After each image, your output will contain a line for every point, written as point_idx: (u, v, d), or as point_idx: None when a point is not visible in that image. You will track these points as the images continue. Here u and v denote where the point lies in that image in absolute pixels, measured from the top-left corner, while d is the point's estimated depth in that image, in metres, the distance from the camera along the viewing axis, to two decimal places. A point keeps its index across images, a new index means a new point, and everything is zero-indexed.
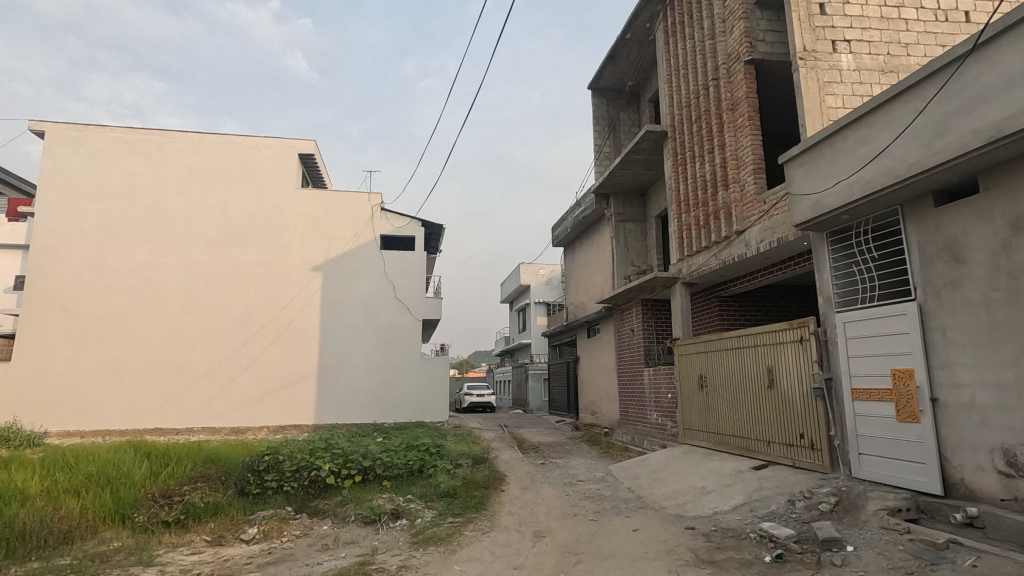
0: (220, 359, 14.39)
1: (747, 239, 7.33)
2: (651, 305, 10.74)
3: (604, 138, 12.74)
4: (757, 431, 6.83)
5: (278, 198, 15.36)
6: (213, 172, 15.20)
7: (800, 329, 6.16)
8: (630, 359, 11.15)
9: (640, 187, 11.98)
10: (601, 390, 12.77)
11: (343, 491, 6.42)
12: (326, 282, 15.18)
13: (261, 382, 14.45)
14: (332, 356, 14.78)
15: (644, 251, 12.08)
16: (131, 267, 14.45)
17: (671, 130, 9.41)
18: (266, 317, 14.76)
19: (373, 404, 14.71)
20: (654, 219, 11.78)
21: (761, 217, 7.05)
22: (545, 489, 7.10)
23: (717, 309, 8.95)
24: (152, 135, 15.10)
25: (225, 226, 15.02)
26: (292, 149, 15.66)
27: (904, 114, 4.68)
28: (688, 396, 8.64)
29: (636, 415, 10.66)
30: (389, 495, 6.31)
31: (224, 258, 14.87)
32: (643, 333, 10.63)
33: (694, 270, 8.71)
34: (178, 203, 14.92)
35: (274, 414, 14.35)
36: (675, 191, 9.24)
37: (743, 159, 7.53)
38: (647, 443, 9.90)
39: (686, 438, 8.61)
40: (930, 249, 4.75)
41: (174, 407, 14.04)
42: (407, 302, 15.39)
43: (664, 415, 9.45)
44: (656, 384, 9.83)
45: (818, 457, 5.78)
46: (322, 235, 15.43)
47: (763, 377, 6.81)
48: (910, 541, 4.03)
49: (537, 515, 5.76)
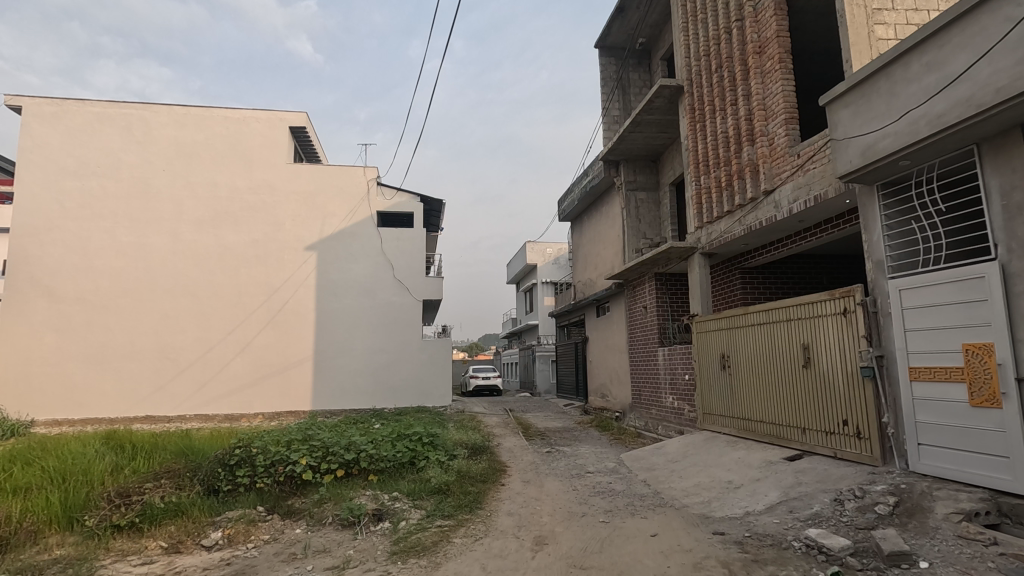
0: (212, 344, 13.78)
1: (778, 199, 6.45)
2: (666, 279, 9.88)
3: (613, 100, 11.78)
4: (790, 416, 6.02)
5: (268, 174, 14.59)
6: (199, 148, 14.42)
7: (843, 299, 5.29)
8: (643, 339, 10.34)
9: (653, 153, 11.06)
10: (611, 371, 12.01)
11: (321, 488, 5.71)
12: (322, 261, 14.47)
13: (254, 368, 13.83)
14: (328, 339, 14.12)
15: (657, 223, 11.22)
16: (115, 248, 13.79)
17: (687, 83, 8.44)
18: (258, 300, 14.09)
19: (372, 388, 14.07)
20: (668, 187, 10.88)
21: (794, 173, 6.15)
22: (550, 482, 6.35)
23: (740, 283, 8.16)
24: (134, 109, 14.31)
25: (214, 204, 14.30)
26: (282, 122, 14.83)
27: (991, 27, 3.76)
28: (708, 377, 7.82)
29: (649, 399, 9.90)
30: (373, 492, 5.61)
31: (213, 237, 14.17)
32: (657, 310, 9.78)
33: (714, 238, 7.82)
34: (164, 181, 14.19)
35: (269, 400, 13.76)
36: (692, 152, 8.30)
37: (772, 109, 6.61)
38: (662, 428, 9.15)
39: (705, 424, 7.84)
40: (1017, 196, 3.85)
41: (166, 395, 13.48)
42: (406, 281, 14.65)
43: (681, 399, 8.67)
44: (672, 364, 9.04)
45: (865, 447, 4.96)
46: (315, 212, 14.67)
47: (799, 355, 5.96)
48: (1000, 557, 3.22)
49: (540, 516, 5.01)
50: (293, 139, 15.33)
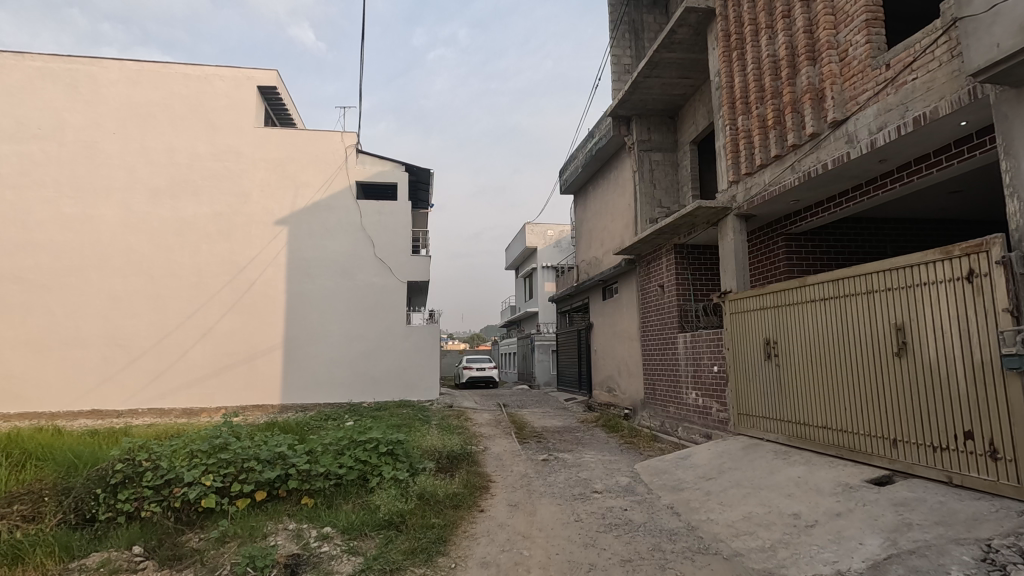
0: (169, 329, 12.24)
1: (852, 131, 4.80)
2: (687, 252, 8.25)
3: (625, 46, 10.04)
4: (870, 423, 4.44)
5: (234, 139, 12.98)
6: (155, 109, 12.79)
7: (968, 257, 3.66)
8: (659, 323, 8.74)
9: (671, 106, 9.42)
10: (620, 361, 10.41)
11: (225, 520, 4.11)
12: (294, 237, 12.89)
13: (217, 357, 12.29)
14: (301, 325, 12.58)
15: (674, 189, 9.64)
16: (59, 220, 12.24)
17: (720, 5, 6.77)
18: (222, 280, 12.52)
19: (350, 379, 12.53)
20: (689, 145, 9.27)
21: (879, 91, 4.51)
22: (544, 509, 4.76)
23: (784, 254, 6.59)
24: (80, 63, 12.68)
25: (171, 172, 12.69)
26: (250, 81, 13.18)
27: None
28: (747, 369, 6.21)
29: (666, 395, 8.31)
30: (297, 528, 4.05)
31: (171, 209, 12.58)
32: (677, 288, 8.16)
33: (756, 193, 6.17)
34: (114, 145, 12.59)
35: (233, 392, 12.23)
36: (726, 89, 6.64)
37: (846, 11, 4.95)
38: (682, 431, 7.55)
39: (741, 427, 6.27)
40: None
41: (115, 386, 11.94)
42: (388, 261, 13.06)
43: (708, 396, 7.09)
44: (696, 353, 7.45)
45: (1005, 474, 3.38)
46: (286, 183, 13.05)
47: (888, 339, 4.32)
48: None
49: (525, 570, 3.44)
50: (262, 101, 13.68)
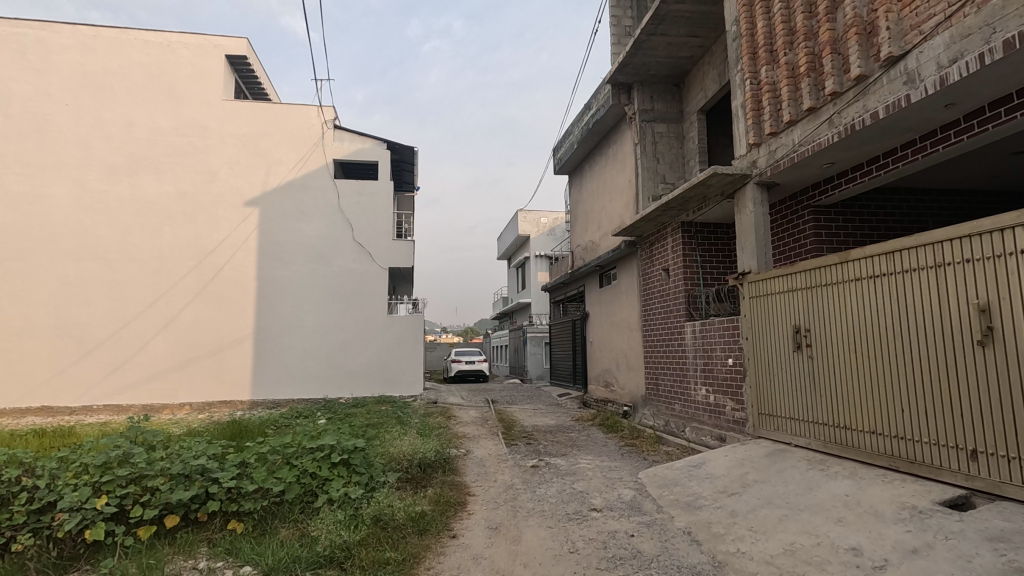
0: (128, 319, 11.24)
1: (913, 67, 3.89)
2: (696, 231, 7.33)
3: (625, 6, 9.08)
4: (937, 427, 3.56)
5: (199, 112, 11.92)
6: (112, 78, 11.72)
7: None
8: (663, 311, 7.84)
9: (677, 70, 8.48)
10: (619, 354, 9.53)
11: (116, 557, 3.16)
12: (265, 219, 11.88)
13: (181, 349, 11.31)
14: (273, 314, 11.61)
15: (679, 163, 8.73)
16: (6, 199, 11.21)
17: None
18: (186, 265, 11.52)
19: (326, 373, 11.59)
20: (696, 114, 8.35)
21: (952, 12, 3.60)
22: (530, 535, 3.84)
23: (810, 229, 5.70)
24: (29, 27, 11.60)
25: (130, 148, 11.63)
26: (217, 49, 12.10)
27: None
28: (771, 361, 5.32)
29: (672, 391, 7.43)
30: (209, 566, 3.14)
31: (129, 188, 11.53)
32: (685, 271, 7.25)
33: (782, 155, 5.26)
34: (67, 117, 11.53)
35: (199, 387, 11.25)
36: (747, 36, 5.71)
37: None
38: (690, 432, 6.67)
39: (763, 429, 5.39)
40: None
41: (68, 380, 10.96)
42: (368, 246, 12.09)
43: (722, 392, 6.21)
44: (707, 343, 6.55)
45: None
46: (257, 160, 12.02)
47: (966, 322, 3.42)
48: None
49: None
50: (232, 72, 12.61)
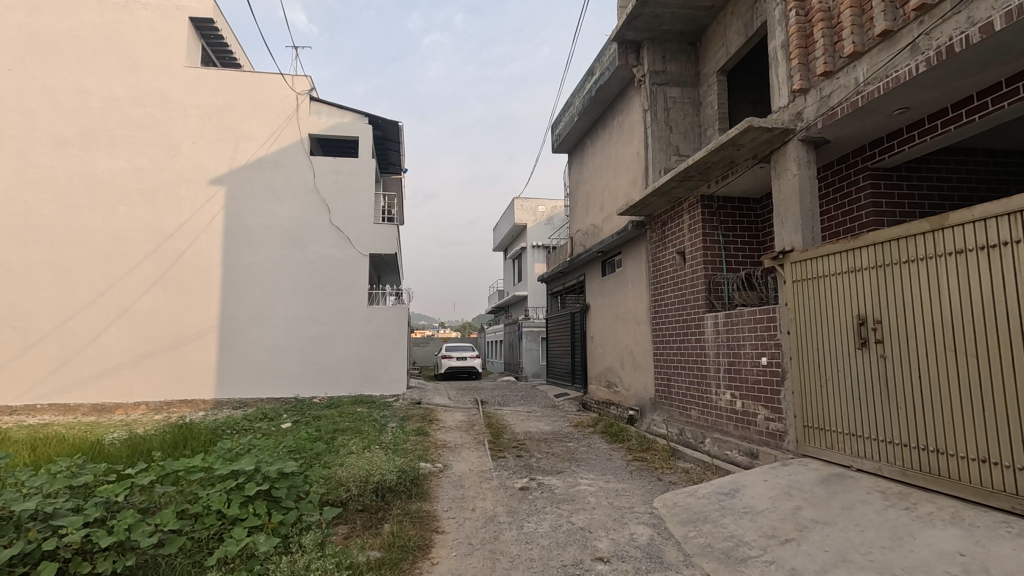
0: (77, 308, 10.11)
1: None
2: (718, 207, 6.22)
3: None
4: None
5: (159, 80, 10.74)
6: (62, 42, 10.56)
7: None
8: (676, 301, 6.72)
9: (694, 25, 7.31)
10: (624, 350, 8.42)
11: None
12: (232, 200, 10.74)
13: (137, 342, 10.19)
14: (239, 304, 10.48)
15: (694, 132, 7.60)
16: None
17: None
18: (143, 249, 10.38)
19: (299, 369, 10.48)
20: (715, 75, 7.21)
21: None
22: None
23: (868, 196, 4.60)
24: None
25: (81, 118, 10.48)
26: (179, 11, 10.87)
27: None
28: (820, 364, 4.22)
29: (687, 395, 6.33)
30: None
31: (80, 163, 10.39)
32: (705, 253, 6.13)
33: (839, 100, 4.14)
34: (10, 84, 10.39)
35: (156, 385, 10.14)
36: None
37: None
38: (713, 445, 5.58)
39: (811, 447, 4.29)
40: None
41: (9, 376, 9.87)
42: (347, 229, 10.95)
43: (752, 399, 5.11)
44: (733, 339, 5.44)
45: None
46: (224, 135, 10.86)
47: None
48: None
49: None
50: (198, 37, 11.41)
